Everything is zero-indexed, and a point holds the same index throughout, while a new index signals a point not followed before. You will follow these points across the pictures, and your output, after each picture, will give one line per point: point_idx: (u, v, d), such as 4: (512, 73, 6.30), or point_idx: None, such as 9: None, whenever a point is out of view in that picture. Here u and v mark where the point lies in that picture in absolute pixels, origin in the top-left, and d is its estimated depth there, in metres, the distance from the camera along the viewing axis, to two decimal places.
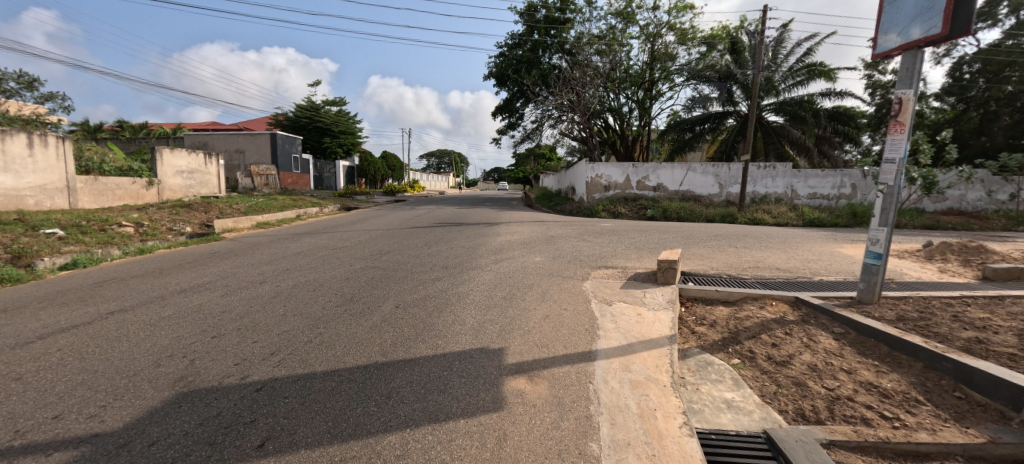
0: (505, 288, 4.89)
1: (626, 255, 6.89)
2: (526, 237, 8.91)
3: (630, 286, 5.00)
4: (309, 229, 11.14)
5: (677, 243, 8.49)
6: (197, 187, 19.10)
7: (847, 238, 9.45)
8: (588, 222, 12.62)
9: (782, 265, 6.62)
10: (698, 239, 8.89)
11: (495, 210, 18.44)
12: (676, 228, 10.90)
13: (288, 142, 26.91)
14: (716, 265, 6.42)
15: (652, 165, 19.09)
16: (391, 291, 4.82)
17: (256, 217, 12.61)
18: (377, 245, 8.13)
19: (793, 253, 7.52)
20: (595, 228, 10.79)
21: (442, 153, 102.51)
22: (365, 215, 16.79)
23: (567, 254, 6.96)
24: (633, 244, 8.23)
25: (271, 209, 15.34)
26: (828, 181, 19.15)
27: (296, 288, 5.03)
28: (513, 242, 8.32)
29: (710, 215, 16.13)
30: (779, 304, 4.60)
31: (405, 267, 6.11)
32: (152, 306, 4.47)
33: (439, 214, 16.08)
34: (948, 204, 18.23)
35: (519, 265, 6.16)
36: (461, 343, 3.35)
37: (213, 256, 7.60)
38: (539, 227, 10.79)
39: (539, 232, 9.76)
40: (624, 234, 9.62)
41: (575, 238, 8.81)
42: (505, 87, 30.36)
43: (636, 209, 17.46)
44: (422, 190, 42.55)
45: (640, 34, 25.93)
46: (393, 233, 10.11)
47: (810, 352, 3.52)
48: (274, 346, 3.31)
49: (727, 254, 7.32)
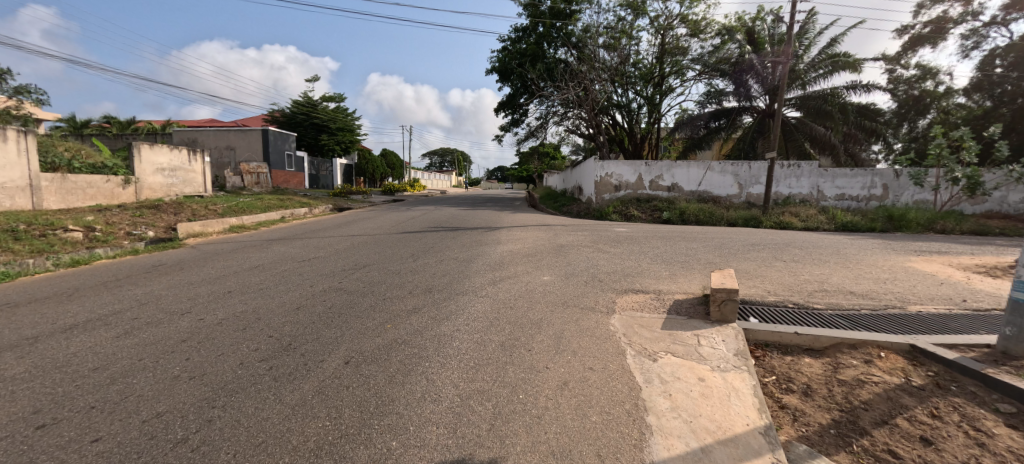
0: (505, 326, 3.60)
1: (656, 274, 5.54)
2: (532, 246, 7.59)
3: (674, 326, 3.65)
4: (285, 234, 9.85)
5: (711, 254, 7.12)
6: (180, 186, 17.90)
7: (907, 250, 8.08)
8: (599, 227, 11.30)
9: (855, 288, 5.25)
10: (733, 250, 7.54)
11: (497, 212, 17.10)
12: (700, 235, 9.57)
13: (282, 139, 25.67)
14: (773, 288, 5.05)
15: (667, 163, 17.67)
16: (347, 331, 3.51)
17: (230, 219, 11.34)
18: (354, 257, 6.81)
19: (859, 270, 6.15)
20: (609, 235, 9.47)
21: (445, 152, 101.41)
22: (357, 217, 15.54)
23: (582, 271, 5.64)
24: (658, 255, 6.87)
25: (253, 210, 14.09)
26: (857, 181, 17.75)
27: (222, 325, 3.72)
28: (516, 252, 7.01)
29: (733, 218, 14.68)
30: (892, 356, 3.27)
31: (379, 290, 4.78)
32: (8, 355, 3.18)
33: (436, 216, 14.79)
34: (988, 206, 16.72)
35: (524, 287, 4.84)
36: (427, 449, 2.03)
37: (155, 269, 6.29)
38: (545, 233, 9.46)
39: (545, 239, 8.43)
40: (645, 242, 8.26)
41: (588, 248, 7.47)
42: (509, 82, 29.00)
43: (650, 211, 16.09)
44: (422, 189, 41.30)
45: (650, 26, 24.62)
46: (378, 240, 8.79)
47: (995, 460, 2.18)
48: (118, 454, 2.00)
49: (779, 271, 5.95)
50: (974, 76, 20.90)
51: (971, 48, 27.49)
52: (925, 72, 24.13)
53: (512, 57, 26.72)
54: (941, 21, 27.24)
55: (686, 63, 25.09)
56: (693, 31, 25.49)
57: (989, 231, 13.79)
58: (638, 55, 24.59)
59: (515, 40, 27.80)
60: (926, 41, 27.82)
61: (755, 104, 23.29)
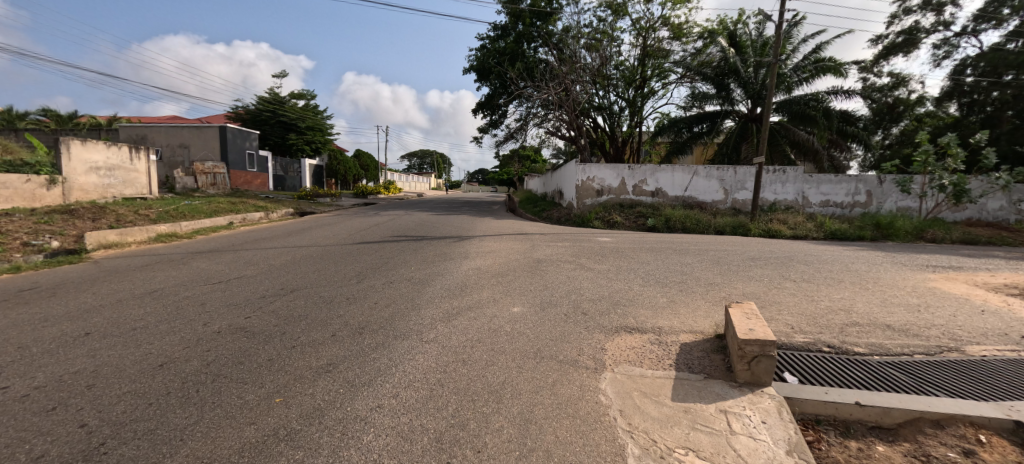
0: (448, 402, 2.47)
1: (651, 303, 4.51)
2: (503, 263, 6.48)
3: (691, 394, 2.61)
4: (219, 245, 8.49)
5: (709, 272, 6.15)
6: (120, 187, 16.14)
7: (917, 266, 7.31)
8: (581, 236, 10.32)
9: (890, 320, 4.32)
10: (733, 266, 6.60)
11: (472, 217, 15.99)
12: (691, 247, 8.65)
13: (242, 137, 23.93)
14: (797, 323, 4.08)
15: (651, 167, 16.86)
16: (206, 416, 2.32)
17: (161, 226, 9.89)
18: (284, 278, 5.56)
19: (882, 294, 5.26)
20: (592, 246, 8.47)
21: (423, 153, 99.44)
22: (317, 223, 14.19)
23: (561, 298, 4.56)
24: (650, 275, 5.86)
25: (195, 215, 12.58)
26: (841, 188, 17.33)
27: (22, 405, 2.47)
28: (484, 271, 5.89)
29: (720, 225, 13.87)
30: (996, 442, 2.32)
31: (291, 331, 3.59)
32: None
33: (403, 222, 13.57)
34: (968, 213, 16.51)
35: (485, 325, 3.74)
36: None
37: (18, 294, 4.90)
38: (520, 245, 8.37)
39: (520, 253, 7.34)
40: (633, 256, 7.25)
41: (568, 264, 6.40)
42: (487, 81, 27.90)
43: (634, 217, 15.22)
44: (397, 192, 39.84)
45: (632, 28, 24.00)
46: (324, 253, 7.54)
47: None
48: None
49: (795, 297, 5.00)
50: (945, 85, 20.99)
51: (942, 56, 27.82)
52: (897, 80, 24.21)
53: (490, 55, 25.62)
54: (913, 31, 27.51)
55: (668, 66, 24.53)
56: (675, 33, 24.97)
57: (980, 239, 13.34)
58: (620, 57, 23.93)
59: (493, 38, 26.79)
60: (899, 50, 28.07)
61: (736, 108, 22.87)
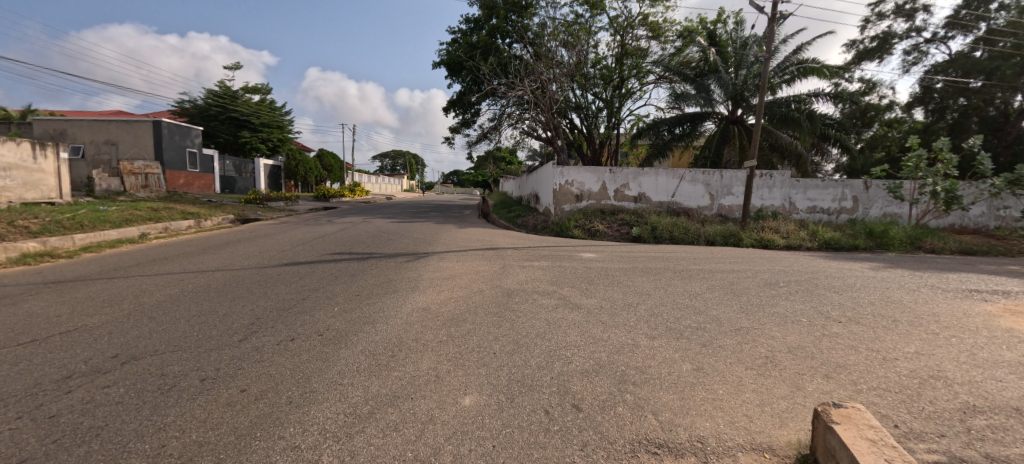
0: None
1: (670, 377, 3.02)
2: (463, 298, 4.91)
3: None
4: (100, 269, 6.59)
5: (728, 309, 4.72)
6: (19, 190, 13.69)
7: (958, 291, 6.10)
8: (562, 251, 8.83)
9: (1014, 399, 2.97)
10: (754, 298, 5.20)
11: (438, 225, 14.33)
12: (691, 266, 7.27)
13: (182, 133, 21.43)
14: (898, 415, 2.68)
15: (633, 170, 15.61)
16: None
17: (33, 243, 7.88)
18: (135, 335, 3.79)
19: (960, 343, 3.96)
20: (575, 266, 6.98)
21: (397, 154, 96.56)
22: (255, 232, 12.24)
23: (538, 372, 3.03)
24: (655, 317, 4.40)
25: (99, 225, 10.51)
26: (828, 193, 16.57)
27: None
28: (432, 314, 4.31)
29: (709, 235, 12.67)
30: None
31: None
32: None
33: (357, 232, 11.80)
34: (952, 221, 15.99)
35: (406, 450, 2.14)
36: None
37: None
38: (488, 266, 6.83)
39: (485, 281, 5.77)
40: (626, 283, 5.78)
41: (548, 300, 4.88)
42: (458, 78, 26.16)
43: (617, 225, 13.87)
44: (365, 194, 37.55)
45: (610, 25, 22.89)
46: (230, 282, 5.78)
47: None
48: None
49: (860, 355, 3.61)
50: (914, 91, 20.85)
51: (912, 62, 27.85)
52: (869, 85, 24.04)
53: (462, 50, 23.85)
54: (886, 35, 27.35)
55: (646, 66, 23.51)
56: (653, 32, 23.97)
57: (979, 249, 12.57)
58: (598, 55, 22.71)
59: (465, 32, 25.21)
60: (872, 55, 27.93)
61: (716, 110, 22.03)
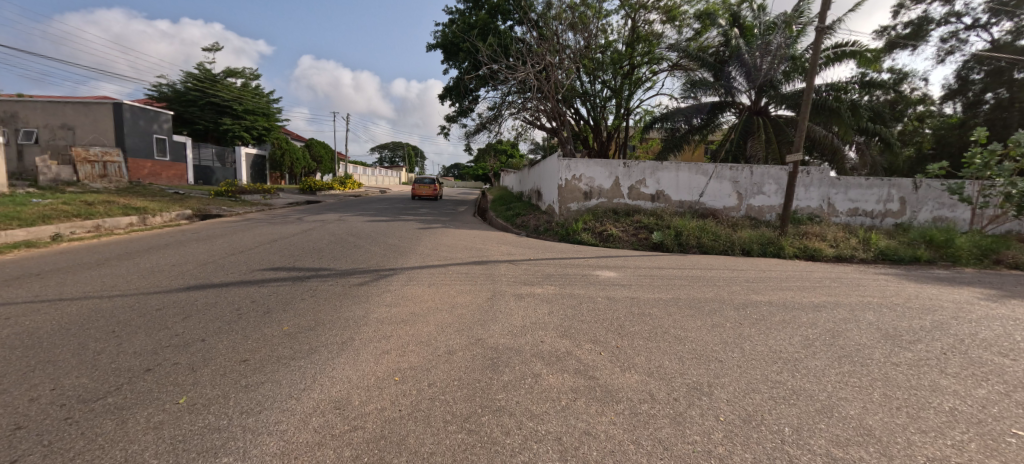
0: None
1: None
2: (416, 375, 2.88)
3: None
4: None
5: (875, 407, 2.71)
6: None
7: None
8: (573, 267, 6.80)
9: None
10: (896, 375, 3.18)
11: (424, 225, 12.35)
12: (750, 296, 5.26)
13: (148, 117, 19.40)
14: None
15: (651, 164, 13.55)
16: None
17: None
18: None
19: None
20: (589, 297, 4.96)
21: (396, 146, 94.74)
22: (205, 232, 10.28)
23: None
24: (759, 433, 2.37)
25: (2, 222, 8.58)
26: (872, 193, 14.47)
27: None
28: (346, 423, 2.31)
29: (744, 242, 10.62)
30: None
31: None
32: None
33: (322, 234, 9.81)
34: (1009, 226, 13.95)
35: None
36: None
37: None
38: (469, 296, 4.84)
39: (459, 330, 3.75)
40: (676, 336, 3.77)
41: (559, 378, 2.88)
42: (455, 63, 23.98)
43: (633, 228, 11.86)
44: (356, 187, 35.48)
45: (621, 5, 20.67)
46: (76, 323, 3.80)
47: None
48: None
49: None
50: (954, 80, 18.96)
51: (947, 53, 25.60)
52: (900, 76, 21.87)
53: (459, 30, 21.69)
54: (921, 22, 25.05)
55: (660, 52, 21.34)
56: (668, 14, 21.77)
57: None
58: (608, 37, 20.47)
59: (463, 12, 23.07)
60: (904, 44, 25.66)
61: (738, 100, 19.88)
